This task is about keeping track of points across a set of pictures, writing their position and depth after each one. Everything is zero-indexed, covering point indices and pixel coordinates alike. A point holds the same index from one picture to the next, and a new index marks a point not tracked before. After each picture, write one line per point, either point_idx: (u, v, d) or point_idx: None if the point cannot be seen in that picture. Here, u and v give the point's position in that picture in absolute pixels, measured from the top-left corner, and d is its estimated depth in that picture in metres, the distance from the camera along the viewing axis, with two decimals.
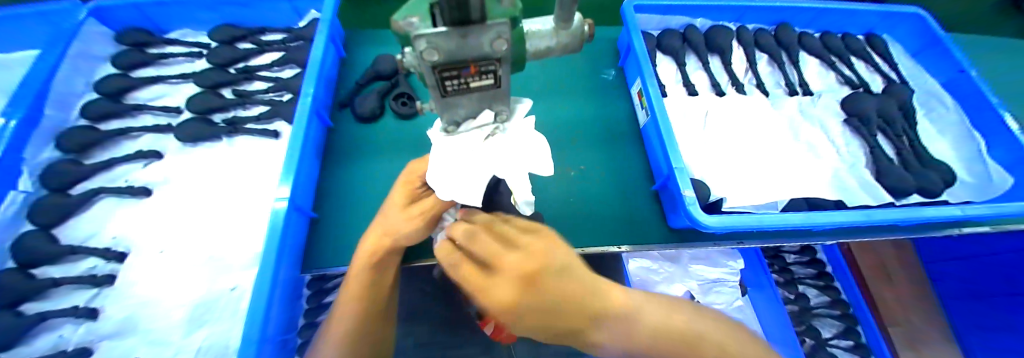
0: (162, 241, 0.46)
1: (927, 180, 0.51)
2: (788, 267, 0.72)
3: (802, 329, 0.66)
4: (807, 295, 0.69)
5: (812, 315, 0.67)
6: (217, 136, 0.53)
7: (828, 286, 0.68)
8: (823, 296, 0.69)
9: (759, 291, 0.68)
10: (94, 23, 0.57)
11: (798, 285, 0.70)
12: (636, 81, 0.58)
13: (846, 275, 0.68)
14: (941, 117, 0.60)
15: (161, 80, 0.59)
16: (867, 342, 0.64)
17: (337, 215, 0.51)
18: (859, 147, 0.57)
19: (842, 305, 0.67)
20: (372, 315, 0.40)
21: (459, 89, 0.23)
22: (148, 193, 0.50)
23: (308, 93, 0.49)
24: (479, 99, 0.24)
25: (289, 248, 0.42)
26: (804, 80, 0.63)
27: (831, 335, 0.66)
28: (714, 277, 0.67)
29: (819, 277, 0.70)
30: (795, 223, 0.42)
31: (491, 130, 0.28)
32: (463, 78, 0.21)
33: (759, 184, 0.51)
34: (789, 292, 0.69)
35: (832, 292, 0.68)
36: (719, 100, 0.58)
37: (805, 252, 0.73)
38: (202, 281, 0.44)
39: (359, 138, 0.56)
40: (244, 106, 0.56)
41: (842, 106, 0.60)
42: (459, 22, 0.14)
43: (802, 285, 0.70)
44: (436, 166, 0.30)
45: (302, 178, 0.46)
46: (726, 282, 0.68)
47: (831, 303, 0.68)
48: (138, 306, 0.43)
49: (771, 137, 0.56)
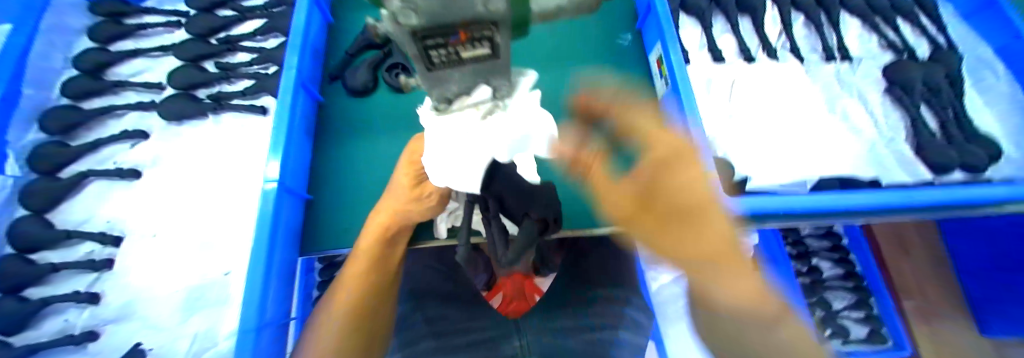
0: (155, 225, 0.45)
1: (972, 154, 0.46)
2: (803, 240, 0.67)
3: (814, 301, 0.64)
4: (819, 268, 0.66)
5: (824, 288, 0.65)
6: (203, 113, 0.50)
7: (843, 258, 0.66)
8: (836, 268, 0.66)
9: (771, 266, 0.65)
10: None
11: (811, 258, 0.66)
12: (655, 45, 0.52)
13: (861, 246, 0.65)
14: (991, 88, 0.52)
15: (141, 53, 0.55)
16: (879, 313, 0.63)
17: (331, 197, 0.48)
18: (898, 119, 0.51)
19: (855, 277, 0.64)
20: (382, 295, 0.39)
21: (447, 60, 0.19)
22: (138, 175, 0.47)
23: (292, 64, 0.45)
24: (475, 71, 0.20)
25: (284, 233, 0.41)
26: (844, 44, 0.56)
27: (842, 307, 0.64)
28: None
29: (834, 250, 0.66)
30: (824, 205, 0.38)
31: (489, 107, 0.24)
32: (453, 46, 0.17)
33: (784, 161, 0.47)
34: (801, 265, 0.66)
35: (846, 264, 0.65)
36: (746, 68, 0.53)
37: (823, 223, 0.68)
38: (199, 266, 0.43)
39: (350, 114, 0.52)
40: (229, 81, 0.53)
41: (885, 74, 0.53)
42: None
43: (815, 258, 0.67)
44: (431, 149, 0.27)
45: (292, 158, 0.43)
46: None
47: (846, 275, 0.65)
48: (137, 292, 0.42)
49: (801, 108, 0.51)
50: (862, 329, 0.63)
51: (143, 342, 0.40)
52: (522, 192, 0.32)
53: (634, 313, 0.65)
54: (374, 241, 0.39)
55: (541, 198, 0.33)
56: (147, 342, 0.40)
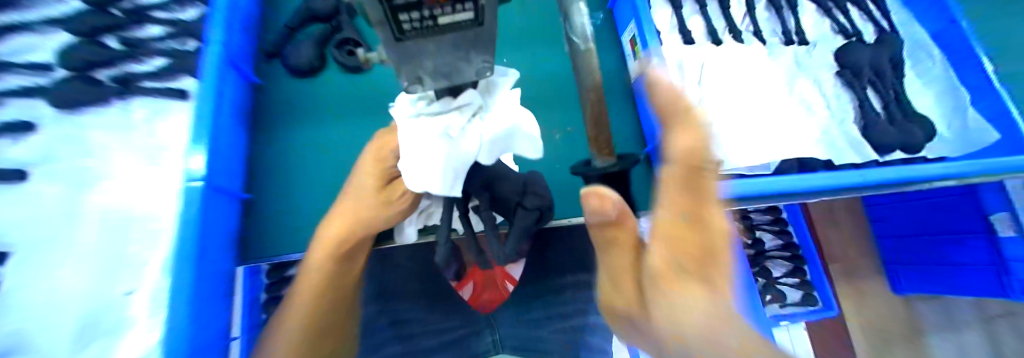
0: (57, 237, 0.38)
1: (909, 135, 0.50)
2: (748, 215, 0.86)
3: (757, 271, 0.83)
4: (763, 239, 0.85)
5: (765, 258, 0.84)
6: (104, 99, 0.43)
7: (782, 231, 0.85)
8: (777, 239, 0.85)
9: None
10: None
11: (755, 230, 0.86)
12: (628, 25, 0.50)
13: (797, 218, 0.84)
14: (926, 69, 0.56)
15: (23, 29, 0.43)
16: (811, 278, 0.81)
17: (274, 188, 0.45)
18: (848, 100, 0.54)
19: (792, 247, 0.83)
20: (339, 301, 0.36)
21: (422, 31, 0.13)
22: (22, 176, 0.39)
23: (215, 39, 0.38)
24: (456, 44, 0.15)
25: (217, 233, 0.37)
26: (801, 27, 0.57)
27: (781, 274, 0.83)
28: None
29: (773, 223, 0.85)
30: (760, 189, 0.40)
31: (475, 110, 0.23)
32: (431, 15, 0.11)
33: (756, 138, 0.49)
34: (747, 238, 0.85)
35: (784, 235, 0.84)
36: (716, 51, 0.53)
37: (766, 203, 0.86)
38: (118, 277, 0.38)
39: (294, 97, 0.48)
40: (138, 60, 0.45)
41: (835, 56, 0.56)
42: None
43: (760, 230, 0.86)
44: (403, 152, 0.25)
45: (221, 150, 0.38)
46: None
47: (784, 247, 0.84)
48: (22, 323, 0.34)
49: (767, 91, 0.53)
50: (797, 293, 0.81)
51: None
52: (509, 182, 0.31)
53: None
54: (322, 258, 0.34)
55: (533, 188, 0.32)
56: None
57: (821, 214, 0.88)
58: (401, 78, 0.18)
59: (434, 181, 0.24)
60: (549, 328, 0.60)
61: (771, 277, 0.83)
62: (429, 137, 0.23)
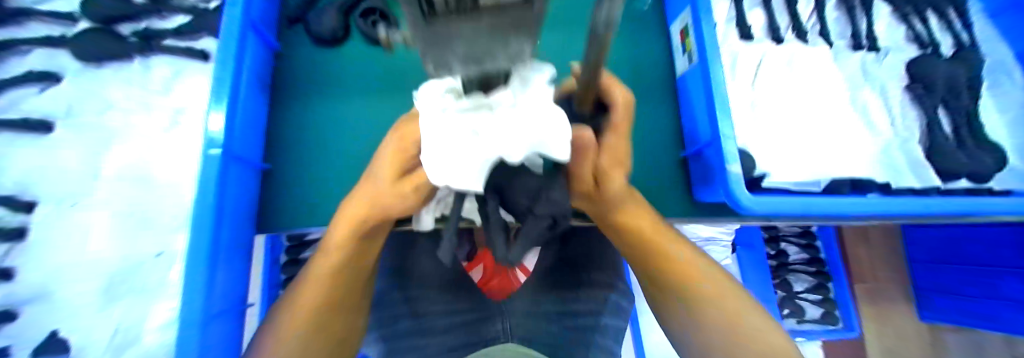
0: (76, 191, 0.38)
1: (980, 163, 0.45)
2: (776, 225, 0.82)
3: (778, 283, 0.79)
4: (787, 252, 0.80)
5: (788, 270, 0.79)
6: (129, 54, 0.42)
7: (808, 244, 0.80)
8: (802, 253, 0.81)
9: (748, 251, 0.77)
10: None
11: (780, 242, 0.81)
12: (681, 14, 0.45)
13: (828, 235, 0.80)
14: (1004, 92, 0.51)
15: None
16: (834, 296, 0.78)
17: (296, 165, 0.44)
18: (916, 117, 0.49)
19: (817, 263, 0.79)
20: (353, 280, 0.37)
21: (457, 1, 0.08)
22: (48, 128, 0.39)
23: (238, 0, 0.36)
24: (499, 24, 0.10)
25: (236, 204, 0.36)
26: (874, 30, 0.51)
27: (803, 289, 0.79)
28: (708, 236, 0.75)
29: (801, 236, 0.80)
30: (797, 209, 0.36)
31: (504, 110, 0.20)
32: None
33: (804, 154, 0.44)
34: (771, 248, 0.81)
35: (811, 250, 0.80)
36: (774, 50, 0.48)
37: None
38: (140, 234, 0.39)
39: (317, 67, 0.46)
40: (162, 16, 0.43)
41: (908, 67, 0.50)
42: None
43: (785, 242, 0.81)
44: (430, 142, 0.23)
45: (240, 119, 0.37)
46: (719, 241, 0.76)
47: (810, 261, 0.79)
48: (53, 272, 0.36)
49: (825, 98, 0.47)
50: (818, 311, 0.78)
51: (60, 328, 0.36)
52: (526, 185, 0.28)
53: (617, 297, 0.61)
54: (346, 234, 0.35)
55: (552, 193, 0.27)
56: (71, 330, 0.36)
57: (854, 233, 0.82)
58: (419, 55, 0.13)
59: (466, 178, 0.23)
60: (561, 323, 0.58)
61: (792, 290, 0.79)
62: (456, 136, 0.22)
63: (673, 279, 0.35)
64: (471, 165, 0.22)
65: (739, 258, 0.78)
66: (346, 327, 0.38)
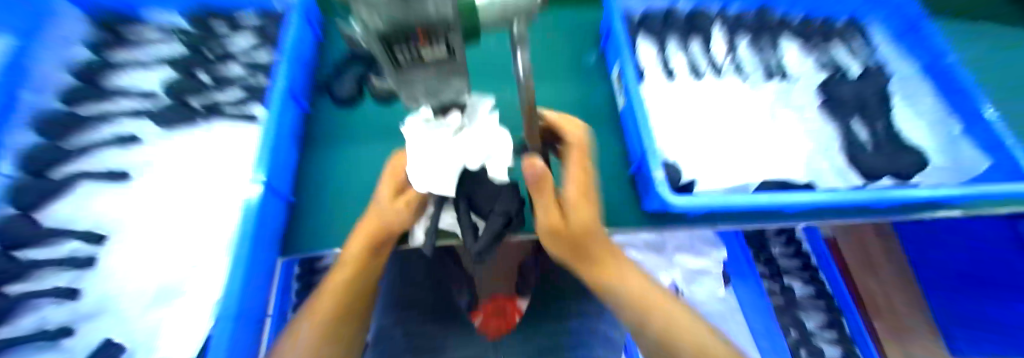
0: (143, 223, 0.49)
1: (899, 164, 0.52)
2: (773, 259, 0.84)
3: (789, 323, 0.77)
4: (792, 287, 0.81)
5: (797, 306, 0.78)
6: (195, 120, 0.54)
7: (812, 277, 0.81)
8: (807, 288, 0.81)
9: (742, 282, 0.78)
10: (68, 5, 0.59)
11: (782, 276, 0.82)
12: (615, 64, 0.57)
13: (827, 263, 0.80)
14: (917, 101, 0.59)
15: (140, 64, 0.61)
16: (851, 334, 0.75)
17: (315, 203, 0.52)
18: (834, 130, 0.57)
19: (824, 295, 0.79)
20: (363, 287, 0.43)
21: (411, 60, 0.22)
22: (125, 176, 0.52)
23: (283, 76, 0.49)
24: (433, 71, 0.24)
25: (268, 229, 0.44)
26: (782, 64, 0.63)
27: (816, 328, 0.76)
28: (696, 266, 0.78)
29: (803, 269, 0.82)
30: (739, 203, 0.41)
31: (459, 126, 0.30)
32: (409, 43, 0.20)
33: (731, 165, 0.53)
34: (774, 285, 0.81)
35: (816, 283, 0.80)
36: (697, 85, 0.59)
37: (791, 245, 0.85)
38: (180, 257, 0.47)
39: (339, 122, 0.58)
40: (223, 91, 0.57)
41: (819, 90, 0.61)
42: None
43: (788, 278, 0.82)
44: (414, 158, 0.32)
45: (280, 163, 0.47)
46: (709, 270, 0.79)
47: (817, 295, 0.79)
48: (112, 291, 0.45)
49: (747, 121, 0.57)
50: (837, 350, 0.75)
51: (111, 337, 0.43)
52: (484, 190, 0.39)
53: (607, 329, 0.60)
54: (362, 245, 0.41)
55: (502, 196, 0.39)
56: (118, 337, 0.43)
57: (859, 263, 0.83)
58: (405, 99, 0.27)
59: (445, 183, 0.32)
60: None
61: (806, 330, 0.76)
62: (435, 152, 0.31)
63: (619, 299, 0.40)
64: (449, 171, 0.32)
65: (735, 290, 0.78)
66: (352, 335, 0.43)
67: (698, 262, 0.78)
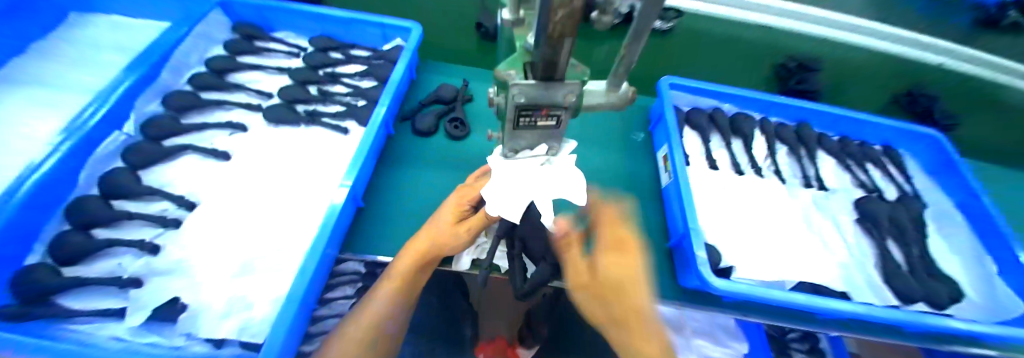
0: (232, 200, 0.57)
1: (935, 292, 0.52)
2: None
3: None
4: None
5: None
6: (297, 122, 0.65)
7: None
8: None
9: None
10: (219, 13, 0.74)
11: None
12: (662, 146, 0.64)
13: None
14: (954, 235, 0.62)
15: (261, 69, 0.73)
16: None
17: (380, 209, 0.59)
18: (869, 246, 0.59)
19: None
20: (405, 302, 0.46)
21: (529, 124, 0.28)
22: (226, 156, 0.61)
23: (383, 104, 0.61)
24: (541, 134, 0.30)
25: (339, 230, 0.51)
26: (820, 175, 0.66)
27: None
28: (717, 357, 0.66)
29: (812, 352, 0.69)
30: (749, 294, 0.45)
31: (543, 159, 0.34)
32: (534, 114, 0.27)
33: (771, 258, 0.55)
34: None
35: None
36: (738, 179, 0.64)
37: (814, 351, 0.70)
38: (258, 237, 0.54)
39: (414, 148, 0.66)
40: (324, 103, 0.69)
41: (856, 205, 0.63)
42: (551, 36, 0.18)
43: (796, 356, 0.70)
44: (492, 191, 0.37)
45: (363, 176, 0.56)
46: None
47: None
48: (193, 252, 0.52)
49: (782, 220, 0.60)
50: None
51: (180, 297, 0.48)
52: (539, 236, 0.44)
53: None
54: (413, 259, 0.45)
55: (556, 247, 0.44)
56: (183, 297, 0.48)
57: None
58: (504, 151, 0.33)
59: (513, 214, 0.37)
60: None
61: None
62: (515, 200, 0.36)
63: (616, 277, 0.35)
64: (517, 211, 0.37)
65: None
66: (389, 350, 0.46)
67: (717, 350, 0.67)
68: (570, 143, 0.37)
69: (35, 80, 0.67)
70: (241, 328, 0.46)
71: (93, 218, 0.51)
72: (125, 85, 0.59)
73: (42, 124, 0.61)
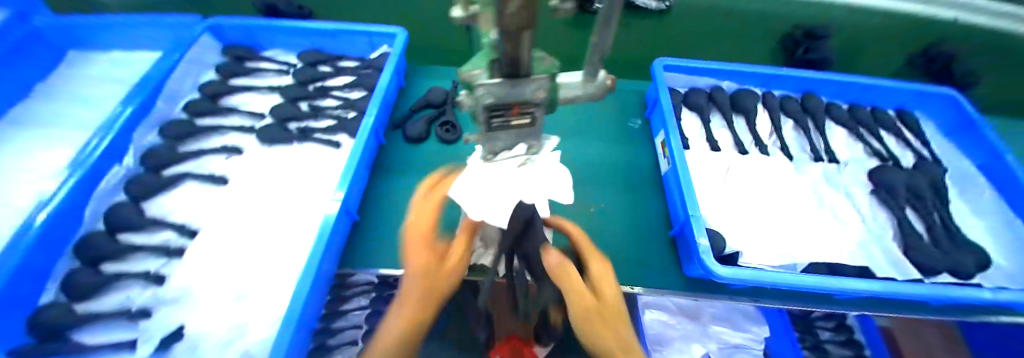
0: (232, 223, 0.58)
1: (959, 261, 0.49)
2: (821, 344, 0.65)
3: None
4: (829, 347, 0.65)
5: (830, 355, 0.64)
6: (290, 140, 0.65)
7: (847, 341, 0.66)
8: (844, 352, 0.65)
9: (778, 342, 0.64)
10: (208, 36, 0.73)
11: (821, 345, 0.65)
12: (660, 132, 0.62)
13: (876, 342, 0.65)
14: (975, 198, 0.58)
15: (253, 89, 0.74)
16: None
17: (376, 220, 0.58)
18: (886, 218, 0.56)
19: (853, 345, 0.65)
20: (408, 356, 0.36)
21: (502, 124, 0.27)
22: (224, 180, 0.62)
23: (370, 113, 0.60)
24: (517, 133, 0.28)
25: (335, 244, 0.50)
26: (830, 147, 0.63)
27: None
28: (735, 343, 0.64)
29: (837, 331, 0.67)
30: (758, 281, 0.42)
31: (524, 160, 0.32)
32: (506, 112, 0.25)
33: (780, 239, 0.53)
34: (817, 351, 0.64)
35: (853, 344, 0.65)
36: (741, 159, 0.61)
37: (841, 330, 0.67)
38: (259, 258, 0.54)
39: (405, 155, 0.66)
40: (316, 118, 0.69)
41: (870, 177, 0.60)
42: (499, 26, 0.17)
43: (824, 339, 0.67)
44: (479, 196, 0.36)
45: (356, 189, 0.56)
46: (748, 349, 0.64)
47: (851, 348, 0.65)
48: (197, 278, 0.52)
49: (791, 199, 0.58)
50: None
51: (187, 325, 0.49)
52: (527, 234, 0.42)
53: None
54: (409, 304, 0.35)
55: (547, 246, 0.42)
56: (190, 325, 0.49)
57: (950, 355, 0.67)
58: (483, 154, 0.31)
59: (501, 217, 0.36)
60: None
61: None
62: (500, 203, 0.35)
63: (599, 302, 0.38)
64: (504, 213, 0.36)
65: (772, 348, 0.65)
66: None
67: (736, 336, 0.65)
68: (554, 140, 0.35)
69: (37, 121, 0.69)
70: (245, 351, 0.46)
71: (99, 252, 0.52)
72: (123, 117, 0.59)
73: (47, 164, 0.63)
